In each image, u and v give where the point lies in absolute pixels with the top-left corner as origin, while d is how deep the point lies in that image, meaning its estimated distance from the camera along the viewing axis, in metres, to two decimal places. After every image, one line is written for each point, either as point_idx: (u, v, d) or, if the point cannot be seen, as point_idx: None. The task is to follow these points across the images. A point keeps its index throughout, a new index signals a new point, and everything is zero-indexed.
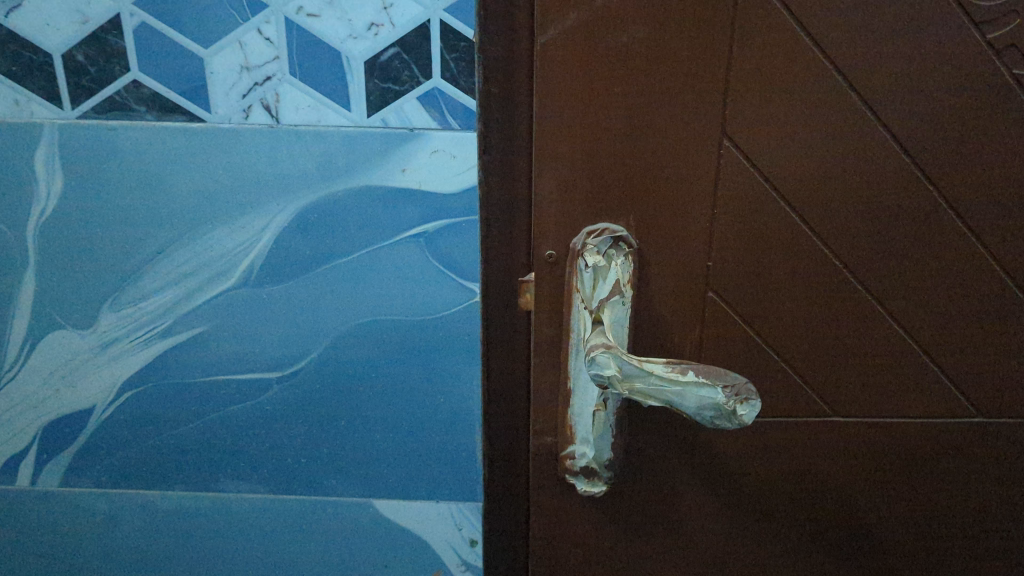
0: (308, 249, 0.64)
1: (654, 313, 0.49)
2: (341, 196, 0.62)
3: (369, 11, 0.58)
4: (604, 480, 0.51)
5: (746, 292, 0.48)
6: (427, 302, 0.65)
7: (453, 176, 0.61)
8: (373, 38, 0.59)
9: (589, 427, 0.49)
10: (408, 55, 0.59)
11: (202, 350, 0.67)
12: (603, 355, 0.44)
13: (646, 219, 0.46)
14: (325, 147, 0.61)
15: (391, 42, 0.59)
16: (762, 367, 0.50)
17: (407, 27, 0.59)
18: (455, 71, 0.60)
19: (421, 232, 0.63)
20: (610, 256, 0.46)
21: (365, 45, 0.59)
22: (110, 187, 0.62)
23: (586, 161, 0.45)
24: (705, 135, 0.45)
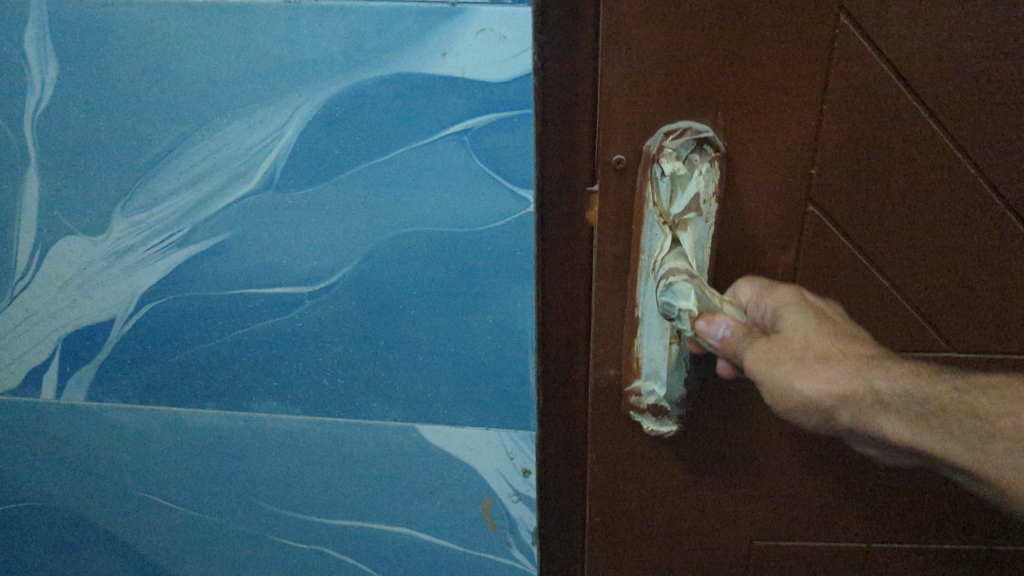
0: (337, 148, 0.55)
1: (741, 213, 0.51)
2: (372, 86, 0.53)
3: None
4: (672, 420, 0.55)
5: (844, 190, 0.49)
6: (473, 210, 0.56)
7: (502, 61, 0.51)
8: None
9: (660, 358, 0.52)
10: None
11: (224, 261, 0.60)
12: (683, 283, 0.48)
13: (743, 119, 0.48)
14: (351, 25, 0.51)
15: None
16: (844, 266, 0.52)
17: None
18: None
19: (466, 128, 0.53)
20: (692, 163, 0.48)
21: None
22: (114, 70, 0.54)
23: (681, 49, 0.46)
24: (822, 16, 0.45)
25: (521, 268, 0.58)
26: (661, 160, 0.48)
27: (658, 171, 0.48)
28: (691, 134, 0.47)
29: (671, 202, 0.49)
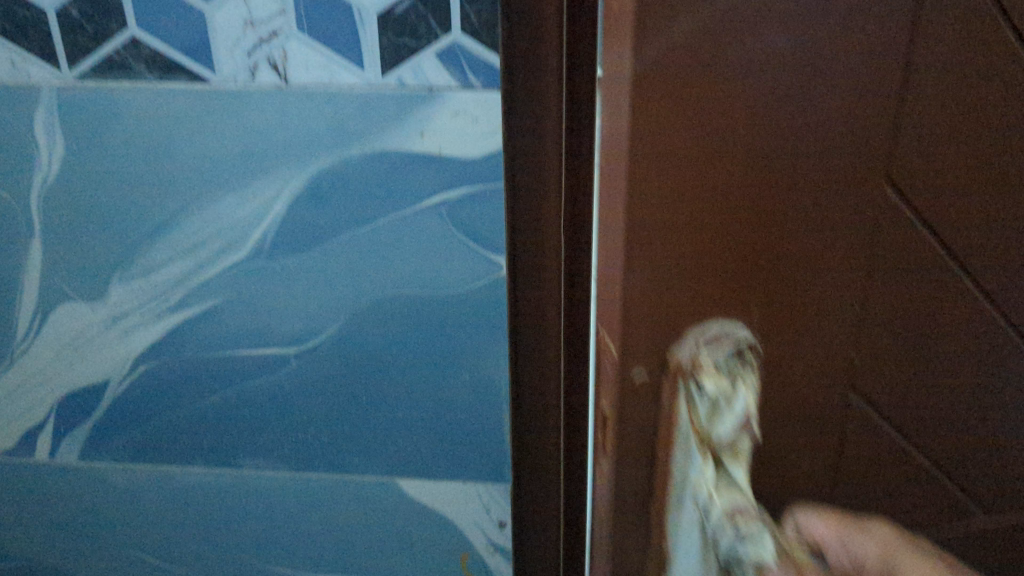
0: (322, 218, 0.60)
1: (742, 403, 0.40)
2: (355, 162, 0.58)
3: None
4: None
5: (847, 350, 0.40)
6: (448, 273, 0.60)
7: (476, 139, 0.56)
8: None
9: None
10: (424, 6, 0.53)
11: (215, 324, 0.64)
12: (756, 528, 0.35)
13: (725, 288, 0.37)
14: (337, 109, 0.56)
15: None
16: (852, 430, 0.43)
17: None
18: (477, 23, 0.53)
19: (443, 199, 0.58)
20: (735, 371, 0.39)
21: None
22: (117, 149, 0.59)
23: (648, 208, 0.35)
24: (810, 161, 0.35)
25: (496, 327, 0.62)
26: (704, 382, 0.38)
27: (699, 398, 0.38)
28: (729, 343, 0.38)
29: (715, 434, 0.38)
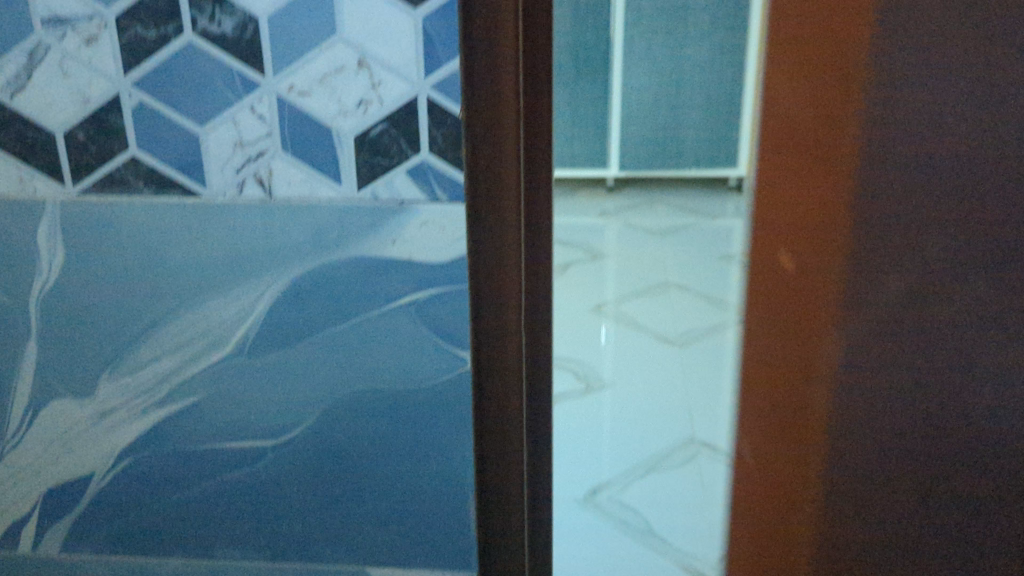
0: (301, 318, 0.64)
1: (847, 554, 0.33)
2: (332, 267, 0.63)
3: (357, 89, 0.59)
4: None
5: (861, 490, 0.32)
6: (418, 369, 0.65)
7: (442, 246, 0.62)
8: (362, 115, 0.60)
9: None
10: (396, 130, 0.60)
11: (196, 418, 0.68)
12: None
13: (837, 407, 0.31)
14: (316, 219, 0.62)
15: (379, 118, 0.60)
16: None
17: (396, 103, 0.59)
18: (442, 144, 0.60)
19: (412, 301, 0.63)
20: None
21: (354, 121, 0.60)
22: (111, 255, 0.64)
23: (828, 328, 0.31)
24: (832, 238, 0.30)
25: (462, 419, 0.66)
26: None
27: None
28: None
29: None
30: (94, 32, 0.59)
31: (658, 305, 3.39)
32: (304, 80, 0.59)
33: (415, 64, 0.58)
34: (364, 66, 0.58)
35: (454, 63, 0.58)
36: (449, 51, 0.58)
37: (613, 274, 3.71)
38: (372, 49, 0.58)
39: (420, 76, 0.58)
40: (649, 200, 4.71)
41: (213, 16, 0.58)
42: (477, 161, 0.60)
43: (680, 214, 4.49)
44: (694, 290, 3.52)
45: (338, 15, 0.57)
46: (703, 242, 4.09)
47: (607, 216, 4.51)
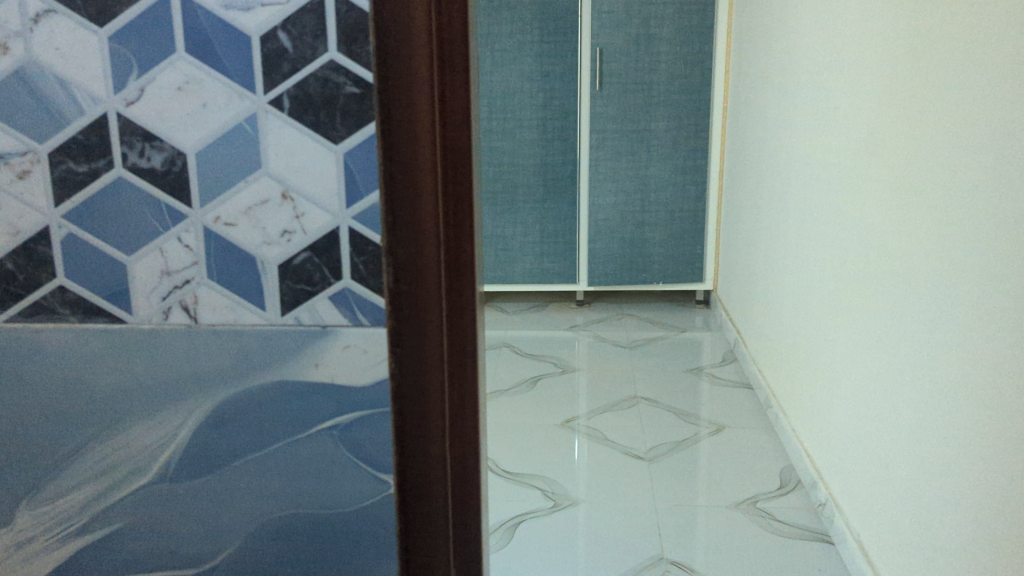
0: (224, 443, 0.72)
1: None
2: (256, 391, 0.71)
3: (281, 222, 0.69)
4: None
5: None
6: (336, 496, 0.74)
7: (365, 368, 0.72)
8: (287, 244, 0.70)
9: None
10: (318, 259, 0.70)
11: (115, 546, 0.74)
12: None
13: None
14: (240, 343, 0.71)
15: (303, 248, 0.70)
16: None
17: (317, 233, 0.69)
18: (363, 272, 0.70)
19: (336, 425, 0.72)
20: None
21: (279, 250, 0.70)
22: (43, 395, 0.72)
23: None
24: None
25: (382, 528, 0.75)
26: None
27: None
28: None
29: None
30: (26, 166, 0.69)
31: (630, 419, 3.37)
32: (229, 213, 0.70)
33: (336, 197, 0.69)
34: (287, 198, 0.69)
35: (371, 193, 0.69)
36: (368, 183, 0.69)
37: (583, 389, 3.71)
38: (293, 184, 0.69)
39: (341, 207, 0.69)
40: (618, 314, 4.78)
41: (143, 151, 0.69)
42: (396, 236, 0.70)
43: (649, 328, 4.55)
44: (663, 403, 3.52)
45: (263, 155, 0.69)
46: (671, 355, 4.13)
47: (577, 330, 4.56)
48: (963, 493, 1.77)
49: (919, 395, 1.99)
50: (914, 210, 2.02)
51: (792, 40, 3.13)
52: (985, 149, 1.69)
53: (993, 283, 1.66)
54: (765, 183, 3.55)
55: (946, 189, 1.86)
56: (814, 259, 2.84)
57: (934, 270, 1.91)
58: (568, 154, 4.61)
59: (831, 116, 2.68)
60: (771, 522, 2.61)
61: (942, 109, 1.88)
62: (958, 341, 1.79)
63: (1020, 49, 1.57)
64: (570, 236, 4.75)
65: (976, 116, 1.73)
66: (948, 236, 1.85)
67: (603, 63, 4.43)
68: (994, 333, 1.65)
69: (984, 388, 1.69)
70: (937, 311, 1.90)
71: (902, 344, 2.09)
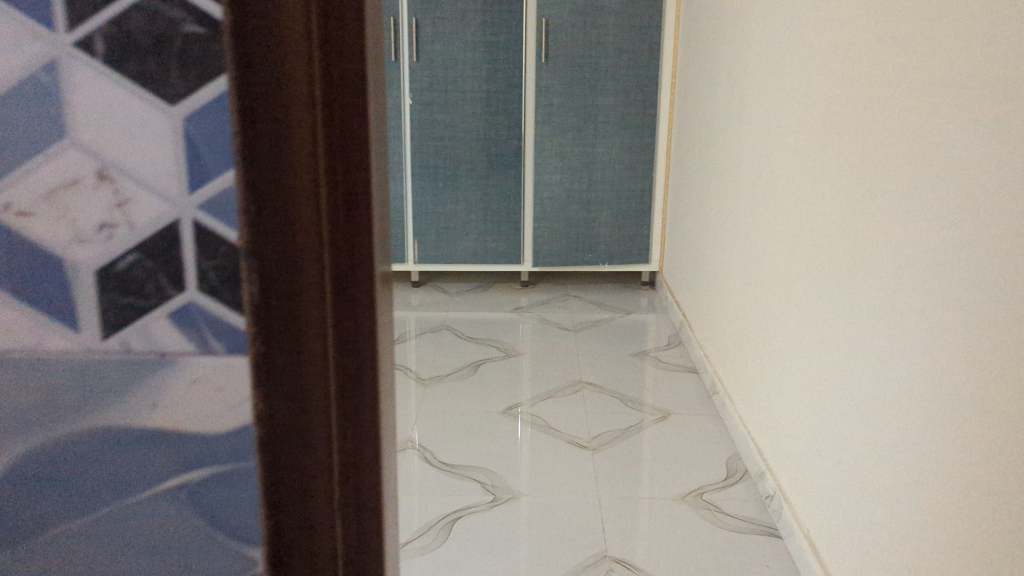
0: (30, 502, 0.65)
1: None
2: (69, 438, 0.64)
3: (101, 214, 0.61)
4: None
5: None
6: (177, 562, 0.67)
7: (217, 406, 0.64)
8: (108, 242, 0.61)
9: None
10: (153, 267, 0.62)
11: None
12: None
13: None
14: (48, 372, 0.63)
15: (130, 248, 0.61)
16: None
17: (150, 227, 0.61)
18: (212, 279, 0.61)
19: (184, 480, 0.65)
20: None
21: (97, 251, 0.61)
22: None
23: None
24: None
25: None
26: None
27: None
28: None
29: None
30: None
31: (574, 406, 3.25)
32: (29, 202, 0.61)
33: (176, 180, 0.60)
34: (106, 179, 0.60)
35: (225, 176, 0.59)
36: (217, 159, 0.59)
37: (526, 374, 3.58)
38: (112, 161, 0.60)
39: (183, 192, 0.60)
40: (564, 295, 4.66)
41: None
42: (266, 211, 0.60)
43: (594, 309, 4.44)
44: (609, 389, 3.41)
45: (68, 122, 0.59)
46: (617, 338, 4.03)
47: (520, 311, 4.43)
48: (915, 493, 1.69)
49: (871, 387, 1.91)
50: (870, 192, 1.92)
51: (745, 14, 3.00)
52: (942, 128, 1.59)
53: (944, 269, 1.57)
54: (715, 161, 3.43)
55: (900, 171, 1.76)
56: (766, 244, 2.73)
57: (889, 257, 1.82)
58: (512, 128, 4.44)
59: (784, 93, 2.57)
60: (717, 516, 2.52)
61: (899, 85, 1.78)
62: (908, 331, 1.71)
63: (983, 18, 1.45)
64: (514, 214, 4.60)
65: (930, 92, 1.63)
66: (900, 220, 1.76)
67: (549, 34, 4.25)
68: (945, 322, 1.57)
69: (933, 380, 1.60)
70: (889, 299, 1.81)
71: (854, 333, 2.01)
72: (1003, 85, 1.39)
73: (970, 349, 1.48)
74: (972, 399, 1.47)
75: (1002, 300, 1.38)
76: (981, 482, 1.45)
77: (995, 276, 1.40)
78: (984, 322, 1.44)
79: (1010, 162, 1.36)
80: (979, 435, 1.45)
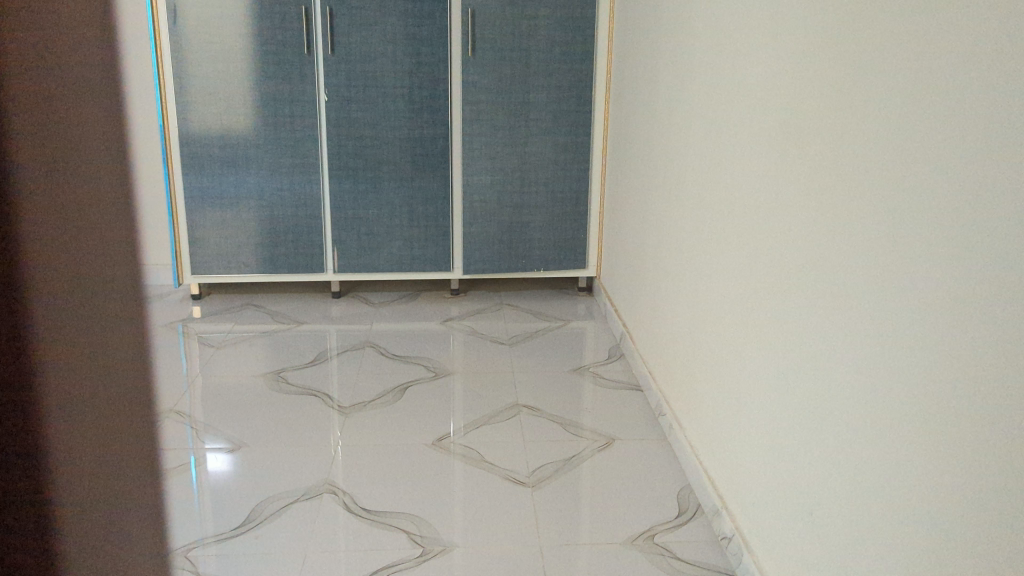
0: None
1: None
2: None
3: None
4: None
5: None
6: None
7: None
8: None
9: None
10: None
11: None
12: None
13: None
14: None
15: None
16: None
17: None
18: None
19: None
20: None
21: None
22: None
23: None
24: None
25: None
26: None
27: None
28: None
29: None
30: None
31: (509, 433, 2.99)
32: None
33: None
34: None
35: None
36: None
37: (457, 397, 3.31)
38: None
39: None
40: (497, 304, 4.38)
41: None
42: None
43: (528, 319, 4.18)
44: (546, 412, 3.15)
45: None
46: (553, 352, 3.77)
47: (450, 323, 4.14)
48: (893, 561, 1.47)
49: (838, 431, 1.69)
50: (836, 210, 1.69)
51: (687, 9, 2.78)
52: (924, 145, 1.36)
53: (929, 308, 1.34)
54: (656, 164, 3.20)
55: (872, 191, 1.53)
56: (716, 261, 2.50)
57: (859, 287, 1.59)
58: (438, 126, 4.13)
59: (733, 95, 2.34)
60: (670, 561, 2.29)
61: (869, 92, 1.55)
62: (884, 374, 1.48)
63: (970, 15, 1.23)
64: (441, 219, 4.30)
65: (908, 100, 1.40)
66: (871, 246, 1.53)
67: (475, 25, 3.96)
68: (929, 370, 1.34)
69: (917, 435, 1.38)
70: (861, 335, 1.59)
71: (816, 369, 1.79)
72: (1004, 98, 1.16)
73: (963, 405, 1.25)
74: (966, 464, 1.24)
75: (1005, 351, 1.15)
76: (973, 561, 1.22)
77: (996, 323, 1.18)
78: (982, 377, 1.21)
79: (1018, 189, 1.13)
80: (974, 508, 1.22)
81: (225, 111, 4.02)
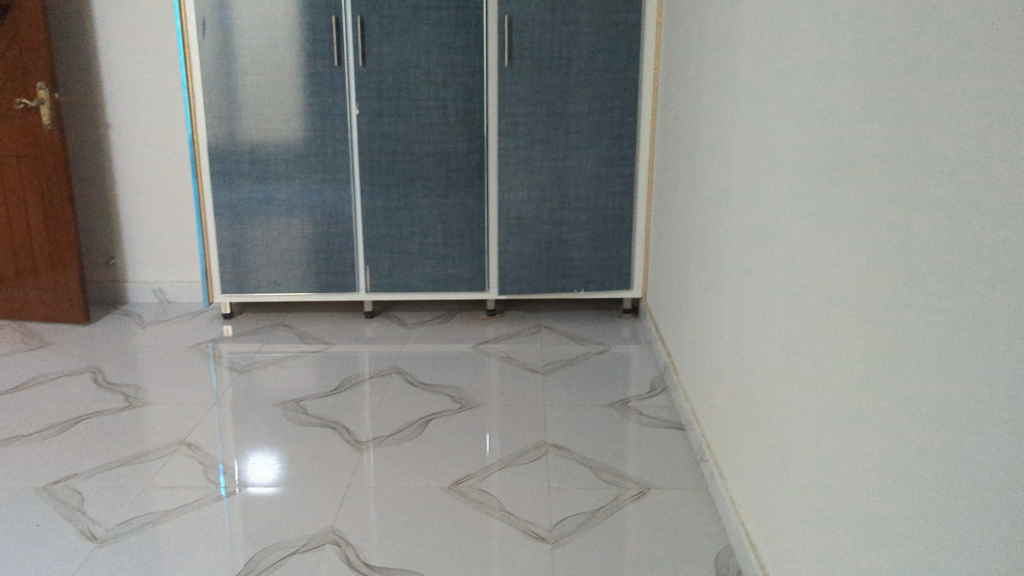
0: None
1: None
2: None
3: None
4: None
5: None
6: None
7: None
8: None
9: None
10: None
11: None
12: None
13: None
14: None
15: None
16: None
17: None
18: None
19: None
20: None
21: None
22: None
23: None
24: None
25: None
26: None
27: None
28: None
29: None
30: None
31: (532, 477, 2.75)
32: None
33: None
34: None
35: None
36: None
37: (481, 432, 3.08)
38: None
39: None
40: (534, 327, 4.14)
41: None
42: None
43: (566, 344, 3.93)
44: (576, 454, 2.90)
45: None
46: (588, 382, 3.51)
47: (482, 347, 3.91)
48: None
49: (882, 521, 1.40)
50: (885, 258, 1.41)
51: (734, 16, 2.50)
52: (1002, 188, 1.06)
53: (1002, 394, 1.05)
54: (701, 184, 2.92)
55: (932, 239, 1.24)
56: (757, 298, 2.22)
57: (912, 355, 1.30)
58: (472, 140, 3.92)
59: (778, 116, 2.06)
60: None
61: (932, 118, 1.26)
62: (940, 465, 1.19)
63: None
64: (476, 237, 4.08)
65: (983, 128, 1.11)
66: (927, 304, 1.25)
67: (512, 33, 3.72)
68: (1003, 470, 1.05)
69: (983, 553, 1.08)
70: (911, 410, 1.30)
71: (859, 440, 1.50)
72: None
73: None
74: None
75: None
76: None
77: None
78: None
79: None
80: None
81: (255, 126, 3.88)
